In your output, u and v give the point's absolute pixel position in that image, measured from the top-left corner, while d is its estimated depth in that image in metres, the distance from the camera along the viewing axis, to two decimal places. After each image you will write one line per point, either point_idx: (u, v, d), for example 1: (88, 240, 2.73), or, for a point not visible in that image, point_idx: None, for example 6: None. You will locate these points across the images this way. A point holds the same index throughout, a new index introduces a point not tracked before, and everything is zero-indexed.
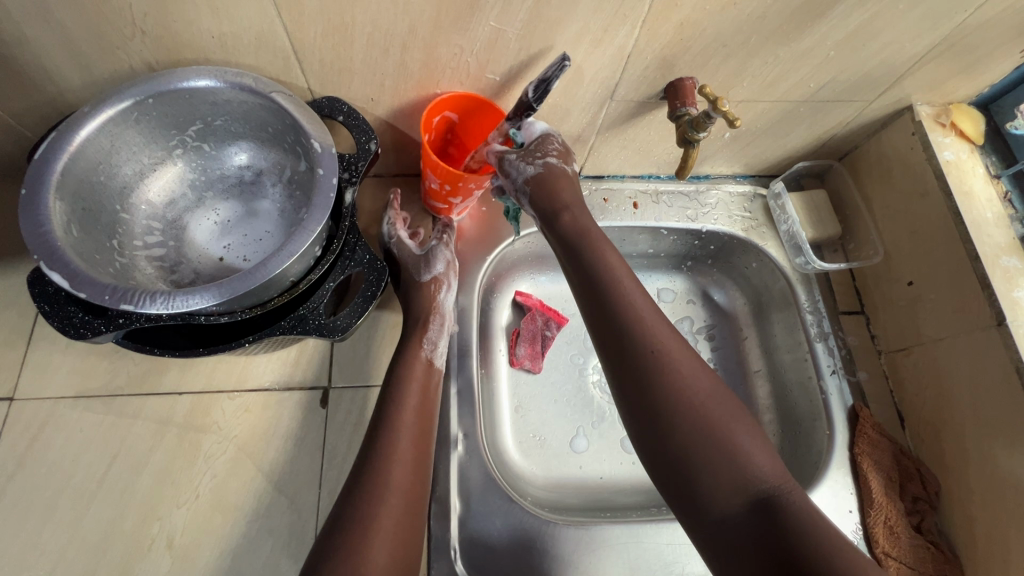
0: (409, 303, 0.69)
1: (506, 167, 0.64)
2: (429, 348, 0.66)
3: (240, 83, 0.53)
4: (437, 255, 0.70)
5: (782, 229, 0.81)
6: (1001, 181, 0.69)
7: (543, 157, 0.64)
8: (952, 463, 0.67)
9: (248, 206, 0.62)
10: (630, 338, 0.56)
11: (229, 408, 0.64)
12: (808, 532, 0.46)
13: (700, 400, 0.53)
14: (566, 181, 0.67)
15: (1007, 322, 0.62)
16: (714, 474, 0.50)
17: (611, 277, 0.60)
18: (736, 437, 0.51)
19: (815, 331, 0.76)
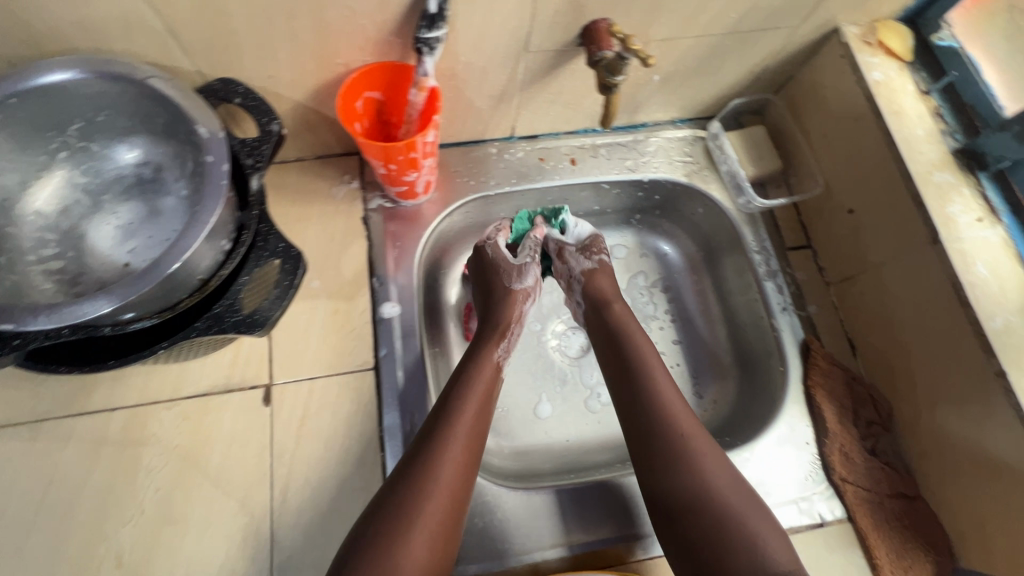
0: (493, 302, 0.71)
1: (568, 257, 0.74)
2: (502, 351, 0.68)
3: (107, 72, 0.49)
4: (531, 269, 0.73)
5: (723, 169, 0.80)
6: (932, 96, 0.67)
7: (598, 254, 0.74)
8: (901, 385, 0.68)
9: (150, 205, 0.57)
10: (655, 426, 0.58)
11: (167, 419, 0.62)
12: None
13: (720, 488, 0.54)
14: (603, 276, 0.73)
15: (941, 239, 0.60)
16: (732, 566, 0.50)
17: (641, 362, 0.64)
18: (749, 524, 0.52)
19: (763, 270, 0.76)
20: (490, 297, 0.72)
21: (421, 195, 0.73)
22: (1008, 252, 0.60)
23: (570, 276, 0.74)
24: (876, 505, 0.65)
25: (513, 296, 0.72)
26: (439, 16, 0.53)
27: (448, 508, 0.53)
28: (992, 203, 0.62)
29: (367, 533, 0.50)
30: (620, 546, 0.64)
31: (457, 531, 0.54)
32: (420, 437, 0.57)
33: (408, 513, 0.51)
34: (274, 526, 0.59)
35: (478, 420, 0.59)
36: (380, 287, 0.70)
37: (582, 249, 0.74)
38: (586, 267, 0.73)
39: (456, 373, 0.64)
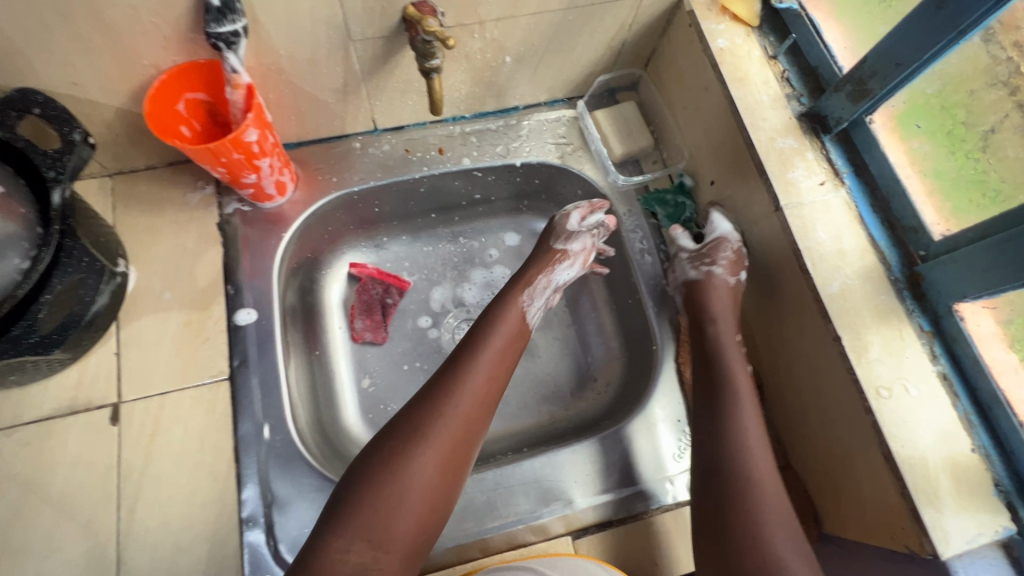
0: (533, 257, 0.74)
1: (677, 264, 0.72)
2: (527, 299, 0.68)
3: None
4: (580, 236, 0.73)
5: (594, 149, 0.79)
6: (778, 61, 0.66)
7: (709, 264, 0.67)
8: (766, 356, 0.67)
9: None
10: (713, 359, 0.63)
11: (6, 447, 0.60)
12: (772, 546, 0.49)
13: (748, 421, 0.58)
14: (724, 289, 0.67)
15: (783, 206, 0.59)
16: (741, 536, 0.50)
17: (723, 358, 0.63)
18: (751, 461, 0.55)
19: (640, 247, 0.77)
20: (532, 254, 0.75)
21: (275, 196, 0.71)
22: (850, 215, 0.59)
23: (676, 281, 0.73)
24: None
25: (558, 260, 0.72)
26: (228, 9, 0.51)
27: (463, 430, 0.56)
28: (836, 165, 0.61)
29: (379, 447, 0.54)
30: (497, 536, 0.62)
31: (467, 465, 0.56)
32: (445, 369, 0.60)
33: (422, 434, 0.54)
34: (120, 546, 0.58)
35: (500, 362, 0.61)
36: (235, 294, 0.69)
37: (692, 261, 0.70)
38: (688, 278, 0.70)
39: (486, 309, 0.67)
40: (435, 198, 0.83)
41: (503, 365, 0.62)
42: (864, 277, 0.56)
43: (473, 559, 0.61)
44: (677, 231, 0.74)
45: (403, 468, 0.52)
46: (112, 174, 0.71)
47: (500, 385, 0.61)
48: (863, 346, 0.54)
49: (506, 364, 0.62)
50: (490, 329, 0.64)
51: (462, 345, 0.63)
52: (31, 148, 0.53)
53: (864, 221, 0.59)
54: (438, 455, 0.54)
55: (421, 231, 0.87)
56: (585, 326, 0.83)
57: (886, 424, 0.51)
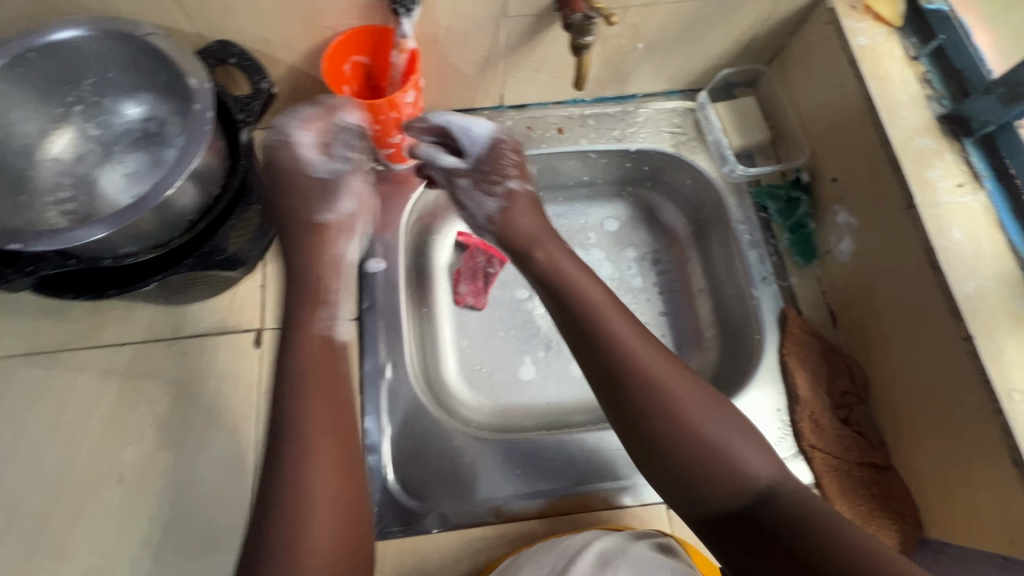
0: (296, 242, 0.63)
1: (465, 195, 0.70)
2: (327, 319, 0.59)
3: (111, 30, 0.54)
4: (345, 188, 0.66)
5: (710, 140, 0.81)
6: (920, 62, 0.65)
7: (500, 181, 0.69)
8: (877, 356, 0.67)
9: (154, 156, 0.63)
10: (603, 348, 0.55)
11: (168, 355, 0.68)
12: (777, 510, 0.46)
13: (670, 397, 0.52)
14: (523, 201, 0.69)
15: (917, 203, 0.59)
16: (745, 519, 0.47)
17: (601, 317, 0.57)
18: (702, 434, 0.50)
19: (747, 240, 0.77)
20: (285, 216, 0.63)
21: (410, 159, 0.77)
22: (987, 219, 0.58)
23: (474, 220, 0.71)
24: (844, 474, 0.65)
25: (325, 223, 0.64)
26: None
27: (336, 445, 0.51)
28: (975, 168, 0.60)
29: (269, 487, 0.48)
30: (595, 495, 0.65)
31: (359, 468, 0.52)
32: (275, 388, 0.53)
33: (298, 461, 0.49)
34: (258, 453, 0.64)
35: (322, 348, 0.57)
36: (366, 244, 0.75)
37: (476, 185, 0.69)
38: (487, 210, 0.69)
39: (287, 310, 0.60)
40: (545, 177, 0.87)
41: (326, 363, 0.56)
42: (1001, 280, 0.55)
43: (570, 512, 0.65)
44: (429, 152, 0.71)
45: (297, 498, 0.47)
46: (268, 128, 0.79)
47: (335, 370, 0.56)
48: (998, 348, 0.53)
49: (335, 355, 0.58)
50: (303, 326, 0.58)
51: (290, 362, 0.55)
52: (227, 94, 0.61)
53: (1003, 226, 0.58)
54: (326, 475, 0.49)
55: None
56: (679, 313, 0.85)
57: (1018, 427, 0.51)
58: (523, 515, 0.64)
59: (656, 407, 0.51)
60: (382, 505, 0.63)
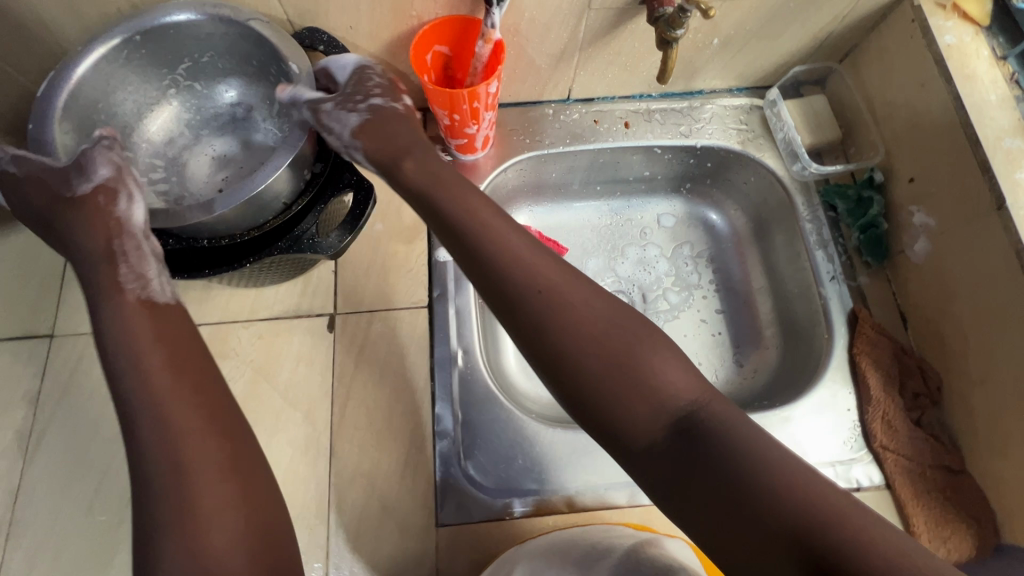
0: (87, 228, 0.55)
1: (326, 118, 0.57)
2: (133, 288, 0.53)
3: (218, 16, 0.57)
4: (92, 161, 0.55)
5: (779, 137, 0.80)
6: (1008, 62, 0.64)
7: (365, 98, 0.59)
8: (953, 359, 0.66)
9: (241, 139, 0.69)
10: (499, 272, 0.49)
11: (245, 336, 0.69)
12: (711, 433, 0.42)
13: (577, 320, 0.47)
14: (400, 118, 0.61)
15: (1007, 205, 0.59)
16: (678, 452, 0.43)
17: (481, 236, 0.51)
18: (624, 359, 0.46)
19: (814, 239, 0.77)
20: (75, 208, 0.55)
21: (479, 149, 0.78)
22: None
23: (342, 143, 0.58)
24: (917, 475, 0.64)
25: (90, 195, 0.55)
26: None
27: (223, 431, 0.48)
28: None
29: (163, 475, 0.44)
30: None
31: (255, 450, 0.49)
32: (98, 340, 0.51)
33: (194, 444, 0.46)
34: (332, 435, 0.65)
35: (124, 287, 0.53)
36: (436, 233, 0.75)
37: (338, 104, 0.58)
38: (353, 126, 0.58)
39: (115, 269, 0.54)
40: (606, 171, 0.86)
41: (178, 331, 0.52)
42: None
43: (641, 504, 0.65)
44: (290, 88, 0.58)
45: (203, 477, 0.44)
46: None
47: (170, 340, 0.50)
48: None
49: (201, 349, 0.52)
50: (111, 293, 0.52)
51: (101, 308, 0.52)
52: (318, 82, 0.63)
53: None
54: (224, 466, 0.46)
55: (585, 199, 0.90)
56: (739, 310, 0.84)
57: None
58: (594, 506, 0.64)
59: (569, 329, 0.47)
60: (454, 493, 0.64)
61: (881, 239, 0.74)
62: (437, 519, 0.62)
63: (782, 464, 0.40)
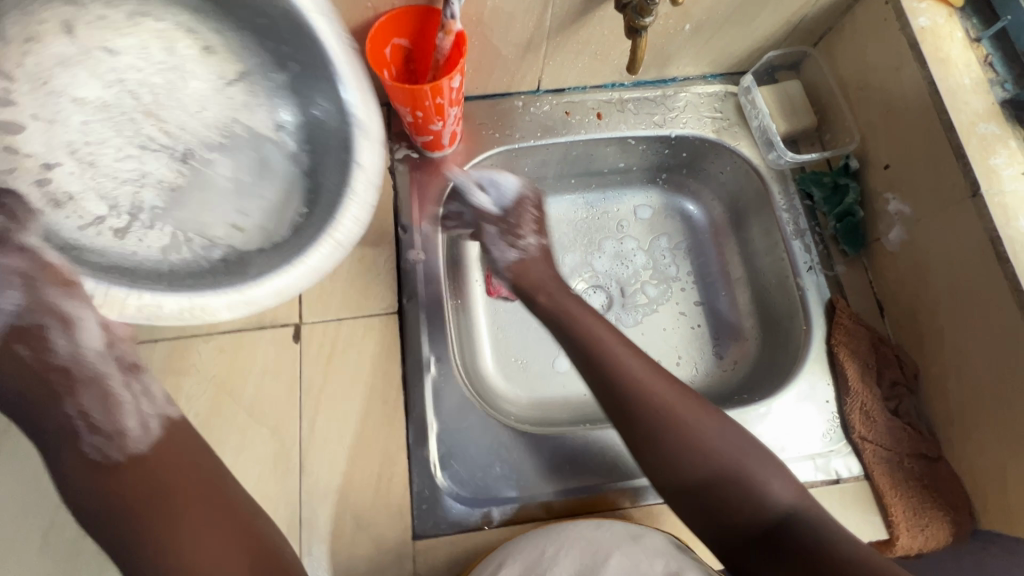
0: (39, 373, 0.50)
1: (488, 241, 0.70)
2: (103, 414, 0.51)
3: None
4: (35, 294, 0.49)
5: (754, 125, 0.79)
6: (982, 44, 0.63)
7: (523, 236, 0.70)
8: (930, 347, 0.66)
9: (250, 152, 0.51)
10: (634, 402, 0.58)
11: (205, 351, 0.66)
12: (812, 540, 0.51)
13: (700, 440, 0.55)
14: (541, 253, 0.70)
15: (982, 191, 0.58)
16: (787, 552, 0.51)
17: (610, 362, 0.60)
18: (742, 471, 0.54)
19: (791, 229, 0.75)
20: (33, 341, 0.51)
21: (447, 146, 0.75)
22: None
23: (494, 267, 0.71)
24: (895, 465, 0.64)
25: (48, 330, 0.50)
26: None
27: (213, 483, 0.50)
28: None
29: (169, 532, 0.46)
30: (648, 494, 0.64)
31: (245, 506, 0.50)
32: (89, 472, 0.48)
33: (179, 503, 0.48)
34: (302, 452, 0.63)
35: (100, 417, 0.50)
36: (405, 235, 0.72)
37: (502, 234, 0.70)
38: (509, 260, 0.69)
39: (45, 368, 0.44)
40: (580, 164, 0.84)
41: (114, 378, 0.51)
42: None
43: (622, 507, 0.64)
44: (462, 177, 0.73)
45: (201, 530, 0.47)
46: None
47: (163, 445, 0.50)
48: None
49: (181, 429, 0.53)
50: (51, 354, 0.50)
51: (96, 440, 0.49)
52: None
53: None
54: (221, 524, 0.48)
55: (560, 193, 0.87)
56: (717, 302, 0.83)
57: None
58: (573, 510, 0.64)
59: (689, 448, 0.55)
60: (431, 505, 0.62)
61: (858, 227, 0.73)
62: (414, 532, 0.61)
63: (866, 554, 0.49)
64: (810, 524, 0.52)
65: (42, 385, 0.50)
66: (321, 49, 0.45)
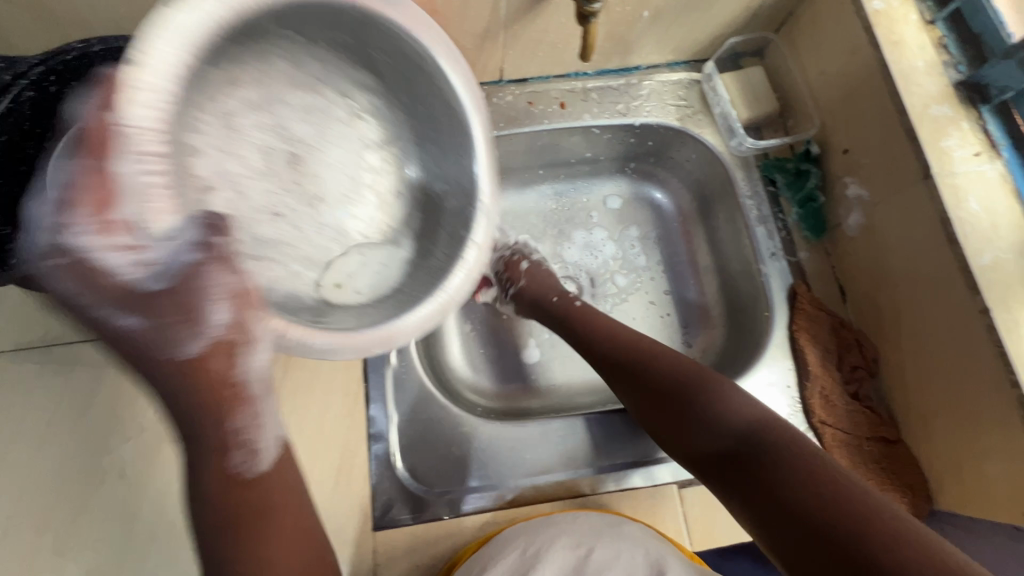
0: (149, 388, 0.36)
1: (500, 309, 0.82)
2: (237, 456, 0.40)
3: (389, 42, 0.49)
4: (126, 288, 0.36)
5: (716, 112, 0.79)
6: (936, 27, 0.63)
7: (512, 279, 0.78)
8: (888, 331, 0.66)
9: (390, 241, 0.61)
10: (608, 351, 0.64)
11: None
12: (784, 459, 0.46)
13: (668, 378, 0.58)
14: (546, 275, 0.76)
15: (934, 173, 0.58)
16: (756, 470, 0.47)
17: (584, 320, 0.68)
18: (710, 400, 0.54)
19: (754, 215, 0.75)
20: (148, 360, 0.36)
21: None
22: (1004, 187, 0.57)
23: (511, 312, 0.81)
24: (854, 448, 0.65)
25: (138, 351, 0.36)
26: None
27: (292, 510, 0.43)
28: (992, 137, 0.59)
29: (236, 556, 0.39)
30: (608, 481, 0.65)
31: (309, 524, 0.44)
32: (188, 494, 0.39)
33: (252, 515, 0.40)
34: None
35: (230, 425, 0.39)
36: None
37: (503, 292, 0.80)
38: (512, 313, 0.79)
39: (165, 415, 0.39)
40: (546, 154, 0.84)
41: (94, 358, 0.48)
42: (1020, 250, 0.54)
43: (582, 495, 0.64)
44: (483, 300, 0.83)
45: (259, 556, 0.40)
46: None
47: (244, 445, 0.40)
48: (1015, 322, 0.53)
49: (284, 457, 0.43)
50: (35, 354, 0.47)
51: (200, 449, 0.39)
52: None
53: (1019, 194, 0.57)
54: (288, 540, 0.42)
55: (527, 184, 0.87)
56: (685, 291, 0.83)
57: None
58: (534, 498, 0.63)
59: (661, 382, 0.58)
60: (392, 496, 0.62)
61: (820, 211, 0.74)
62: (373, 523, 0.60)
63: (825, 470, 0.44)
64: (781, 443, 0.48)
65: (210, 395, 0.38)
66: (466, 133, 0.54)
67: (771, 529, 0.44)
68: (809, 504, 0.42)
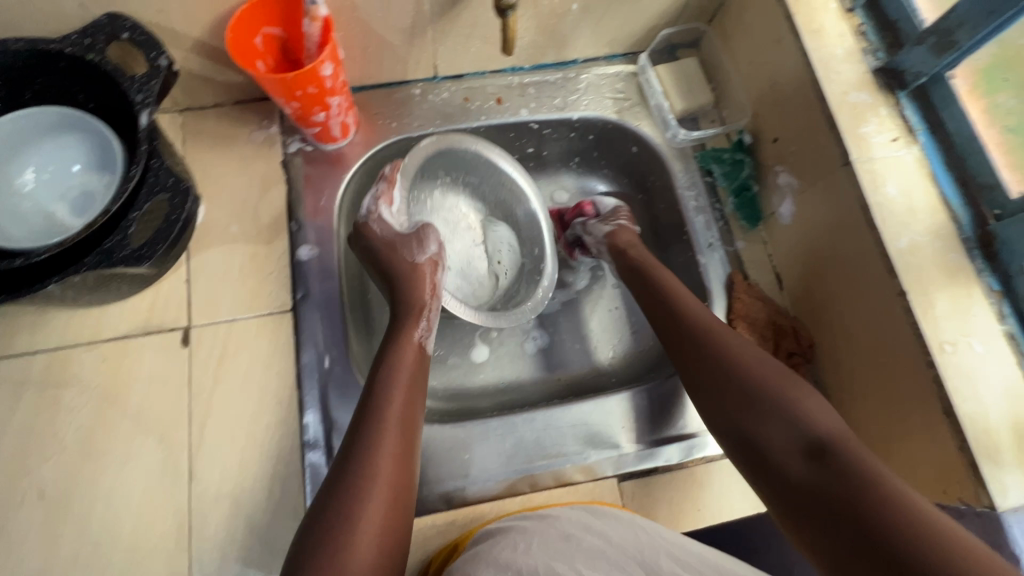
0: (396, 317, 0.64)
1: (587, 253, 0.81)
2: (422, 331, 0.62)
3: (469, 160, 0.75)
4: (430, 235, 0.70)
5: (653, 104, 0.79)
6: (855, 14, 0.64)
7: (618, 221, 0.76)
8: (820, 316, 0.67)
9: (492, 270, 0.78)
10: (675, 322, 0.62)
11: (88, 361, 0.63)
12: (854, 468, 0.45)
13: (739, 362, 0.55)
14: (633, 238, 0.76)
15: (853, 159, 0.58)
16: (815, 477, 0.46)
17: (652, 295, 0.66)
18: (787, 396, 0.51)
19: (693, 206, 0.76)
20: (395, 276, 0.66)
21: (338, 136, 0.73)
22: (920, 170, 0.58)
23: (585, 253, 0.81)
24: None
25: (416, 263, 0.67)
26: None
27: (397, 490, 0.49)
28: (910, 122, 0.60)
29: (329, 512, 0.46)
30: (548, 477, 0.65)
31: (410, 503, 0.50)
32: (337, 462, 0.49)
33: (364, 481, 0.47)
34: (192, 457, 0.61)
35: (408, 410, 0.54)
36: (298, 231, 0.71)
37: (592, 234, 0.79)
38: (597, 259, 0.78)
39: (394, 301, 0.66)
40: None
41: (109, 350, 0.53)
42: (934, 233, 0.56)
43: (522, 492, 0.64)
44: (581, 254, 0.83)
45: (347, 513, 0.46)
46: (182, 110, 0.73)
47: (413, 444, 0.53)
48: (930, 304, 0.54)
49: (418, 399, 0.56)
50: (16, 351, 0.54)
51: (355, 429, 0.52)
52: (118, 73, 0.55)
53: (935, 177, 0.58)
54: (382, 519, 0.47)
55: None
56: None
57: (948, 376, 0.52)
58: (473, 498, 0.63)
59: (722, 363, 0.56)
60: None
61: (755, 201, 0.75)
62: None
63: (891, 487, 0.43)
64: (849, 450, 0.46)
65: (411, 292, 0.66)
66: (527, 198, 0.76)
67: (824, 529, 0.44)
68: (884, 523, 0.41)
